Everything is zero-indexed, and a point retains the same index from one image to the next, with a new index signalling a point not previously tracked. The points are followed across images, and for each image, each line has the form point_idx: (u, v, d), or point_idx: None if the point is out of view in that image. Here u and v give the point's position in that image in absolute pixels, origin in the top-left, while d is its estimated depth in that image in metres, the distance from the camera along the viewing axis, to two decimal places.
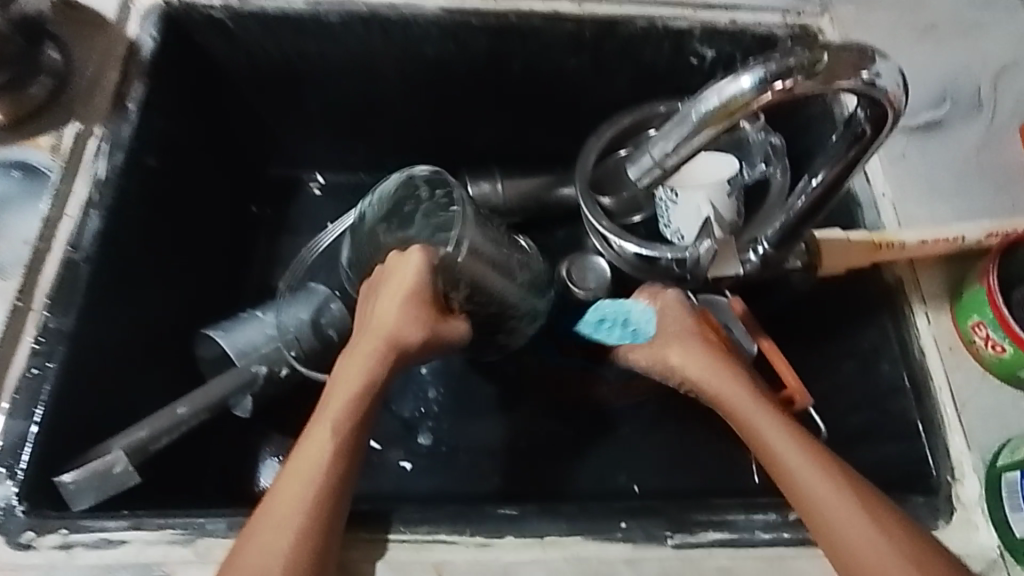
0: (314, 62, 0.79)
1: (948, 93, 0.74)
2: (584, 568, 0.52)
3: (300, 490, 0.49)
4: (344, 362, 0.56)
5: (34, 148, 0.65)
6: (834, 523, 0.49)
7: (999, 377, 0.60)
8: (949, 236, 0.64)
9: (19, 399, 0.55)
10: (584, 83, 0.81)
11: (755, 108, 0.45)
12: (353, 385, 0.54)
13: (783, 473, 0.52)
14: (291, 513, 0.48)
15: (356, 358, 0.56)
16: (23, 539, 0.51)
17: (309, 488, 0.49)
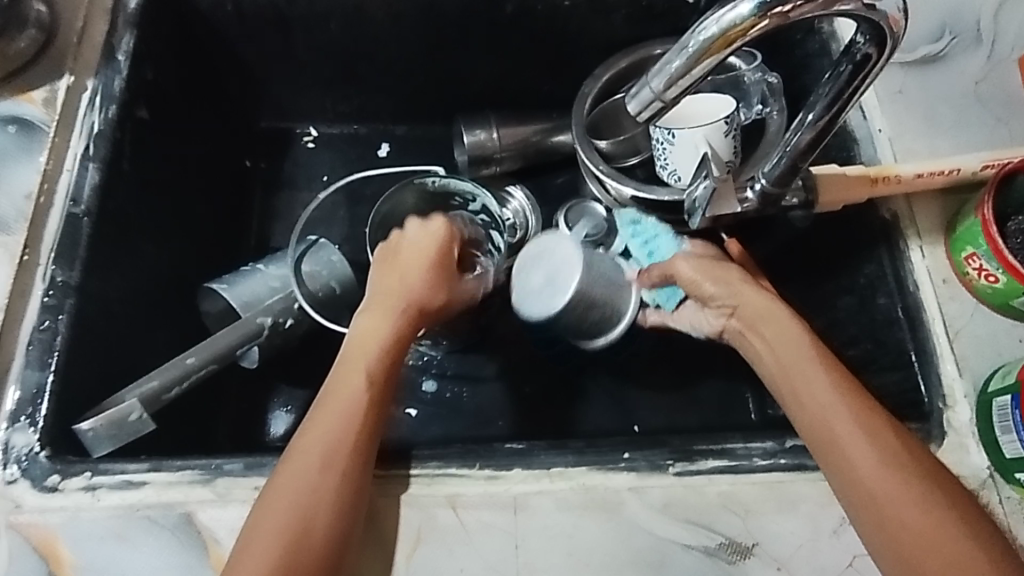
0: (302, 7, 0.77)
1: (947, 25, 0.73)
2: (590, 497, 0.55)
3: (319, 445, 0.51)
4: (370, 320, 0.58)
5: (28, 103, 0.65)
6: (859, 463, 0.50)
7: (994, 306, 0.62)
8: (946, 169, 0.65)
9: (33, 350, 0.57)
10: (578, 25, 0.80)
11: (755, 34, 0.45)
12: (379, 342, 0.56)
13: (818, 405, 0.52)
14: (306, 468, 0.50)
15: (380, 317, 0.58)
16: (48, 483, 0.53)
17: (330, 444, 0.51)
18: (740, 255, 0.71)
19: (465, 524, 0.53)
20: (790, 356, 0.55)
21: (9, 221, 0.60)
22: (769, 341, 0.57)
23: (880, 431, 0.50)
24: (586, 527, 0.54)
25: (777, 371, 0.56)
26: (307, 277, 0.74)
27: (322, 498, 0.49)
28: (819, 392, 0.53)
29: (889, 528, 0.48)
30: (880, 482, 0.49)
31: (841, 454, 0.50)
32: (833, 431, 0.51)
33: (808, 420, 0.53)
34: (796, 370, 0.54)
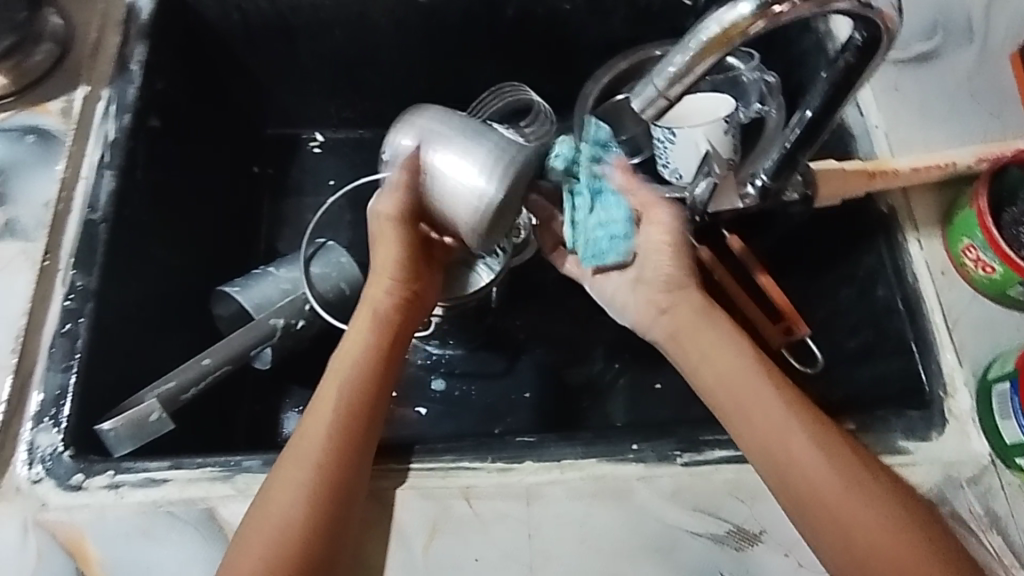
0: (308, 15, 0.79)
1: (939, 23, 0.75)
2: (600, 487, 0.56)
3: (310, 448, 0.53)
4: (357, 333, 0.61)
5: (45, 113, 0.66)
6: (811, 476, 0.52)
7: (991, 295, 0.63)
8: (940, 162, 0.67)
9: (55, 353, 0.58)
10: (579, 28, 0.82)
11: (754, 33, 0.46)
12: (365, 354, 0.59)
13: (769, 429, 0.54)
14: (300, 468, 0.53)
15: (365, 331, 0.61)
16: (73, 482, 0.54)
17: (321, 447, 0.53)
18: (741, 249, 0.77)
19: (479, 516, 0.55)
20: (738, 378, 0.57)
21: (30, 229, 0.62)
22: (713, 359, 0.59)
23: (835, 450, 0.53)
24: (597, 516, 0.55)
25: (723, 392, 0.57)
26: (318, 279, 0.76)
27: (318, 498, 0.51)
28: (773, 416, 0.54)
29: (840, 540, 0.50)
30: (837, 498, 0.51)
31: (798, 473, 0.52)
32: (790, 450, 0.53)
33: (761, 441, 0.54)
34: (745, 390, 0.56)
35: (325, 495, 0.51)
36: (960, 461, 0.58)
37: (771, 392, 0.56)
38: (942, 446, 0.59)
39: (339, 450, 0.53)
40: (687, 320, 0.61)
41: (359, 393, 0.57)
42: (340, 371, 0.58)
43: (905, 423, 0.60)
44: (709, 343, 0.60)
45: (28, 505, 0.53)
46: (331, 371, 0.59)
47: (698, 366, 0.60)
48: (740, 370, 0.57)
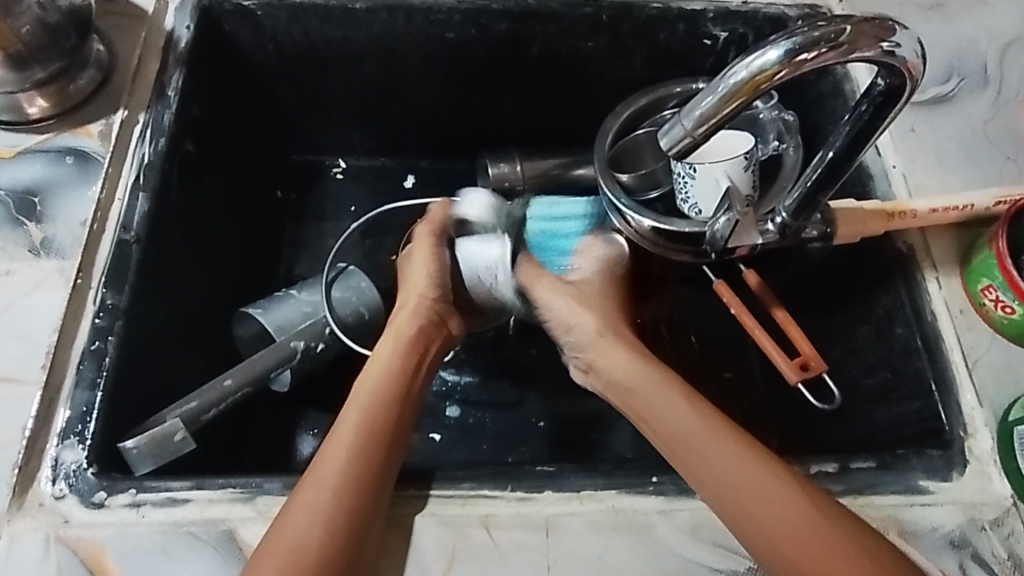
0: (339, 47, 0.82)
1: (955, 68, 0.77)
2: (619, 518, 0.56)
3: (334, 465, 0.55)
4: (382, 352, 0.65)
5: (84, 135, 0.68)
6: (760, 521, 0.52)
7: (1009, 336, 0.64)
8: (960, 204, 0.67)
9: (83, 371, 0.59)
10: (602, 65, 0.84)
11: (779, 80, 0.48)
12: (388, 372, 0.63)
13: (702, 457, 0.57)
14: (324, 486, 0.53)
15: (387, 351, 0.65)
16: (96, 499, 0.54)
17: (346, 460, 0.55)
18: (758, 285, 0.77)
19: (497, 545, 0.55)
20: (680, 428, 0.59)
21: (65, 247, 0.63)
22: (653, 401, 0.63)
23: (764, 474, 0.55)
24: (616, 548, 0.55)
25: (675, 440, 0.59)
26: (339, 304, 0.77)
27: (342, 512, 0.52)
28: (708, 453, 0.57)
29: (779, 551, 0.51)
30: (766, 506, 0.53)
31: (721, 487, 0.55)
32: (708, 462, 0.56)
33: (724, 486, 0.55)
34: (667, 410, 0.61)
35: (346, 506, 0.52)
36: (981, 503, 0.58)
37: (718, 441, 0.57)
38: (963, 486, 0.59)
39: (360, 463, 0.55)
40: (626, 365, 0.67)
41: (386, 401, 0.60)
42: (368, 387, 0.61)
43: (925, 462, 0.59)
44: (626, 373, 0.66)
45: (50, 521, 0.53)
46: (361, 383, 0.62)
47: (649, 416, 0.62)
48: (679, 405, 0.61)
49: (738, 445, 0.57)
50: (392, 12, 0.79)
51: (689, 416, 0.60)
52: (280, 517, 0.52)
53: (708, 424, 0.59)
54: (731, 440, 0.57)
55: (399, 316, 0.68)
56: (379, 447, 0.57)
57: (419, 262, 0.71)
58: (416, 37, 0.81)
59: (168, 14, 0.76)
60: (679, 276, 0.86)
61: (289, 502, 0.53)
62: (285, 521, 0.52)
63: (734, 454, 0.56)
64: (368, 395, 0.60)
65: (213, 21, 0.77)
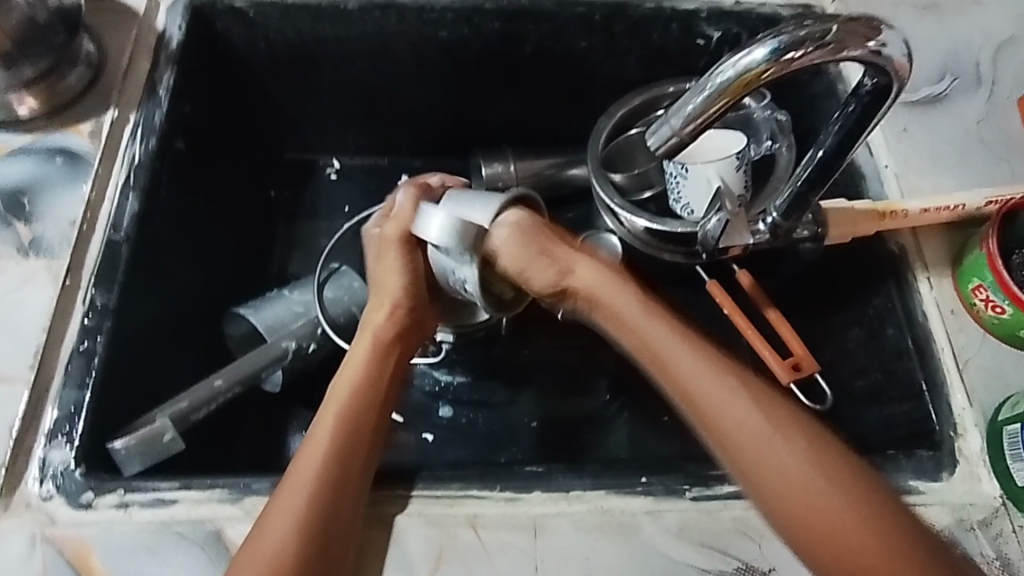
0: (332, 47, 0.81)
1: (948, 68, 0.76)
2: (608, 519, 0.56)
3: (304, 476, 0.54)
4: (354, 355, 0.64)
5: (74, 135, 0.68)
6: (811, 497, 0.50)
7: (1000, 336, 0.63)
8: (951, 205, 0.67)
9: (72, 370, 0.59)
10: (595, 65, 0.84)
11: (767, 78, 0.48)
12: (360, 375, 0.61)
13: (726, 414, 0.53)
14: (295, 496, 0.52)
15: (360, 354, 0.64)
16: (83, 499, 0.54)
17: (316, 470, 0.54)
18: (750, 285, 0.77)
19: (485, 546, 0.55)
20: (711, 393, 0.54)
21: (54, 246, 0.63)
22: (666, 347, 0.58)
23: (792, 427, 0.52)
24: (604, 550, 0.55)
25: (701, 408, 0.55)
26: (330, 304, 0.77)
27: (314, 521, 0.51)
28: (733, 411, 0.53)
29: (810, 519, 0.49)
30: (800, 475, 0.51)
31: (765, 465, 0.51)
32: (732, 420, 0.53)
33: (764, 465, 0.51)
34: (691, 373, 0.56)
35: (319, 517, 0.51)
36: (970, 504, 0.58)
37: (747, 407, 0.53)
38: (952, 487, 0.58)
39: (330, 471, 0.54)
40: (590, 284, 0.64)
41: (357, 407, 0.59)
42: (338, 394, 0.60)
43: (914, 463, 0.59)
44: (618, 311, 0.61)
45: (37, 521, 0.53)
46: (333, 390, 0.61)
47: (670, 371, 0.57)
48: (695, 355, 0.56)
49: (760, 398, 0.54)
50: (385, 11, 0.78)
51: (719, 385, 0.55)
52: (256, 526, 0.52)
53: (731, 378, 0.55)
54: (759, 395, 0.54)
55: (372, 317, 0.67)
56: (354, 453, 0.56)
57: (385, 257, 0.69)
58: (409, 36, 0.81)
59: (160, 13, 0.75)
60: (672, 276, 0.86)
61: (265, 511, 0.53)
62: (261, 531, 0.51)
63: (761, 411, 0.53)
64: (337, 402, 0.59)
65: (205, 20, 0.77)
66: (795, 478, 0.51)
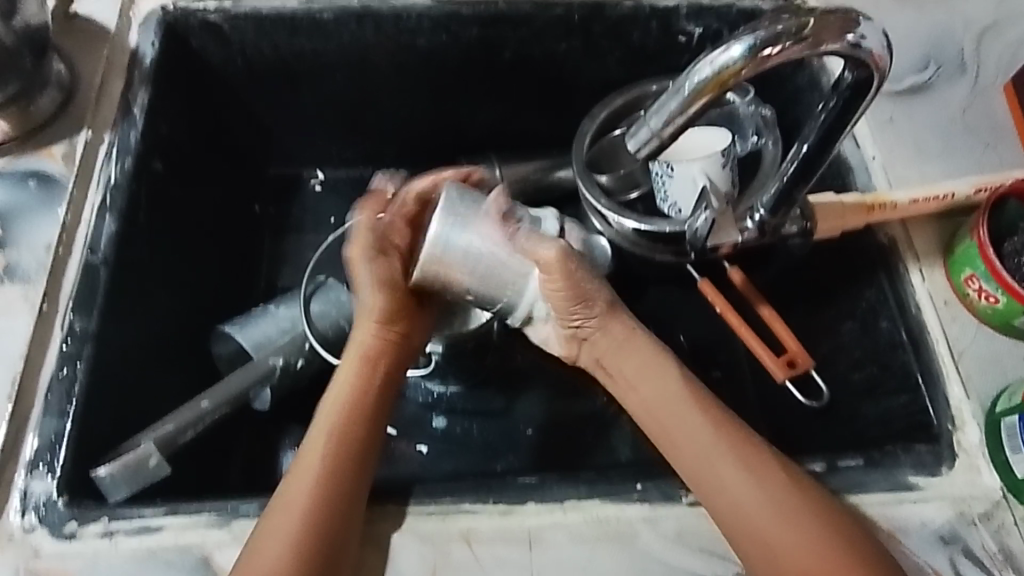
0: (309, 59, 0.80)
1: (932, 56, 0.76)
2: (604, 528, 0.55)
3: (300, 496, 0.53)
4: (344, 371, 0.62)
5: (48, 158, 0.67)
6: (770, 528, 0.52)
7: (995, 326, 0.63)
8: (939, 194, 0.67)
9: (51, 399, 0.58)
10: (577, 66, 0.83)
11: (745, 76, 0.48)
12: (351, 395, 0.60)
13: (695, 445, 0.56)
14: (284, 522, 0.51)
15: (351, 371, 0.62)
16: (66, 530, 0.53)
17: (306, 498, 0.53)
18: (742, 282, 0.76)
19: (480, 560, 0.53)
20: (664, 402, 0.60)
21: (30, 272, 0.62)
22: (678, 418, 0.58)
23: (777, 482, 0.54)
24: (601, 559, 0.54)
25: (654, 410, 0.60)
26: (318, 318, 0.75)
27: (304, 547, 0.50)
28: (729, 475, 0.54)
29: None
30: (749, 499, 0.53)
31: (725, 489, 0.54)
32: (728, 491, 0.54)
33: (724, 496, 0.54)
34: (649, 382, 0.61)
35: (312, 543, 0.51)
36: (971, 497, 0.57)
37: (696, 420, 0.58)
38: (952, 481, 0.58)
39: (321, 500, 0.53)
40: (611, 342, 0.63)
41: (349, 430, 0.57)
42: (330, 415, 0.58)
43: (913, 458, 0.58)
44: (648, 379, 0.61)
45: (20, 554, 0.52)
46: (324, 412, 0.59)
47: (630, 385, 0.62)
48: (676, 395, 0.59)
49: (768, 466, 0.55)
50: (361, 21, 0.77)
51: (677, 401, 0.59)
52: (249, 548, 0.51)
53: (738, 454, 0.55)
54: (760, 466, 0.55)
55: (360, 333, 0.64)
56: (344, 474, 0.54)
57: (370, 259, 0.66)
58: (387, 45, 0.80)
59: (132, 31, 0.74)
60: (664, 276, 0.85)
61: (258, 536, 0.51)
62: (252, 556, 0.50)
63: (763, 483, 0.54)
64: (328, 427, 0.57)
65: (180, 36, 0.76)
66: (749, 501, 0.53)
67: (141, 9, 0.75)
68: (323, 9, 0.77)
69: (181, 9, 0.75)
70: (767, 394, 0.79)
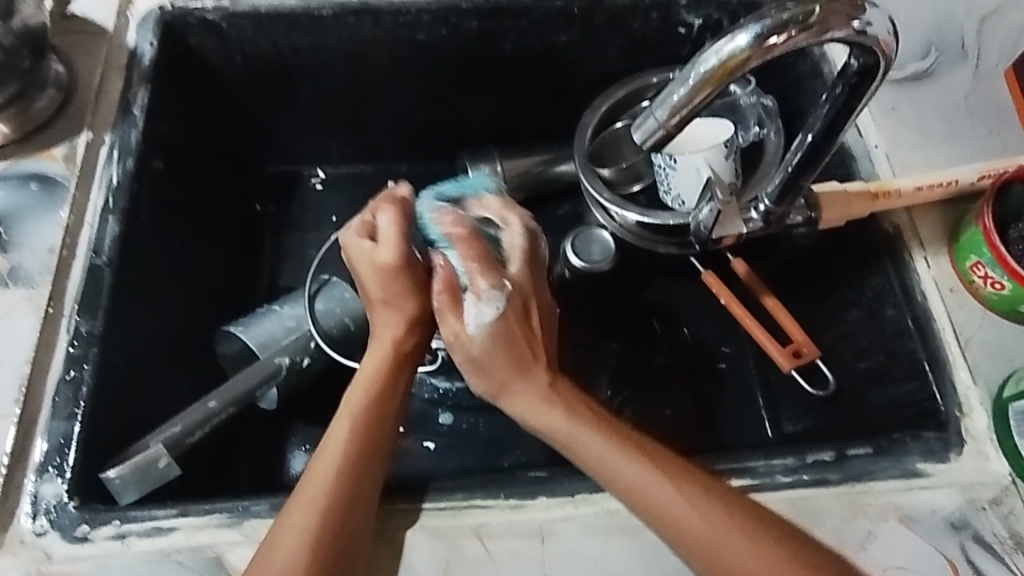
0: (308, 55, 0.80)
1: (934, 42, 0.76)
2: (616, 521, 0.55)
3: (317, 492, 0.52)
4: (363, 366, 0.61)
5: (48, 160, 0.67)
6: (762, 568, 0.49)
7: (1001, 312, 0.63)
8: (944, 180, 0.66)
9: (59, 401, 0.57)
10: (577, 59, 0.83)
11: (752, 65, 0.47)
12: (369, 389, 0.59)
13: (649, 494, 0.52)
14: (305, 515, 0.51)
15: (369, 364, 0.61)
16: (78, 532, 0.53)
17: (327, 490, 0.52)
18: (746, 273, 0.76)
19: (492, 555, 0.54)
20: (604, 454, 0.54)
21: (33, 275, 0.62)
22: (614, 465, 0.53)
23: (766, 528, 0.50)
24: (613, 551, 0.54)
25: (591, 462, 0.54)
26: (322, 316, 0.75)
27: (324, 542, 0.50)
28: (697, 523, 0.51)
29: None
30: (722, 544, 0.50)
31: (695, 538, 0.50)
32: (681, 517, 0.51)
33: (702, 542, 0.50)
34: (580, 437, 0.55)
35: (330, 538, 0.50)
36: (980, 483, 0.57)
37: (634, 463, 0.53)
38: (961, 467, 0.58)
39: (337, 501, 0.52)
40: (529, 401, 0.58)
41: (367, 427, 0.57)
42: (349, 411, 0.57)
43: (922, 445, 0.58)
44: (546, 423, 0.57)
45: (32, 558, 0.52)
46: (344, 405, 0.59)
47: (571, 442, 0.56)
48: (607, 445, 0.54)
49: (708, 487, 0.52)
50: (360, 16, 0.77)
51: (614, 447, 0.54)
52: (269, 539, 0.51)
53: (672, 474, 0.52)
54: (690, 480, 0.52)
55: (379, 330, 0.63)
56: (361, 474, 0.54)
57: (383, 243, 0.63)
58: (386, 40, 0.79)
59: (130, 30, 0.74)
60: (668, 267, 0.85)
61: (275, 529, 0.51)
62: (270, 550, 0.50)
63: (703, 499, 0.51)
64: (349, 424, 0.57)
65: (177, 35, 0.75)
66: (723, 550, 0.50)
67: (137, 8, 0.75)
68: (322, 6, 0.76)
69: (178, 8, 0.75)
70: (773, 384, 0.79)
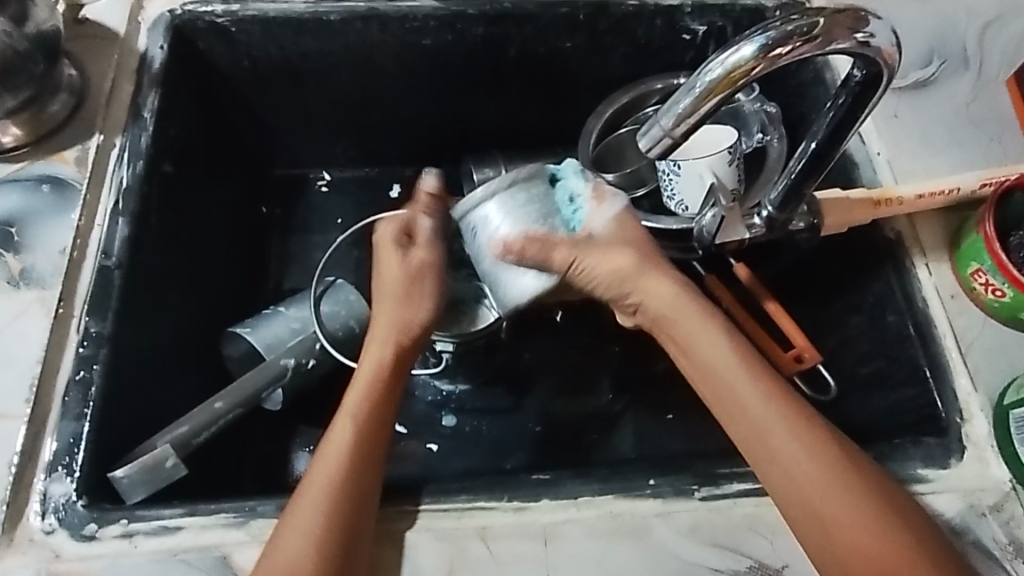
0: (315, 60, 0.81)
1: (936, 50, 0.76)
2: (618, 523, 0.55)
3: (320, 491, 0.53)
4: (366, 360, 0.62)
5: (61, 163, 0.68)
6: (839, 520, 0.50)
7: (1002, 319, 0.63)
8: (946, 189, 0.67)
9: (69, 402, 0.58)
10: (582, 65, 0.84)
11: (757, 75, 0.48)
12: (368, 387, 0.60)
13: (747, 413, 0.55)
14: (309, 515, 0.51)
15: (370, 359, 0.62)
16: (86, 531, 0.54)
17: (328, 490, 0.53)
18: (747, 278, 0.77)
19: (496, 556, 0.54)
20: (719, 365, 0.57)
21: (45, 275, 0.63)
22: (736, 392, 0.56)
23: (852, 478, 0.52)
24: (616, 554, 0.54)
25: (720, 374, 0.57)
26: (327, 318, 0.76)
27: (329, 538, 0.51)
28: (791, 459, 0.52)
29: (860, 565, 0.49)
30: (810, 482, 0.51)
31: (793, 478, 0.52)
32: (778, 456, 0.53)
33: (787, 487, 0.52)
34: (709, 346, 0.58)
35: (336, 533, 0.51)
36: (980, 489, 0.58)
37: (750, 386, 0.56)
38: (961, 473, 0.58)
39: (341, 498, 0.52)
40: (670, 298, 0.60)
41: (365, 424, 0.57)
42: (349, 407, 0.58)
43: (922, 451, 0.59)
44: (709, 350, 0.58)
45: (42, 556, 0.53)
46: (342, 408, 0.59)
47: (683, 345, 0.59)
48: (728, 354, 0.57)
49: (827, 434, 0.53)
50: (368, 22, 0.78)
51: (738, 365, 0.57)
52: (272, 541, 0.51)
53: (780, 407, 0.54)
54: (795, 415, 0.54)
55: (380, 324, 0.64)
56: (364, 469, 0.55)
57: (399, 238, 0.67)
58: (393, 45, 0.80)
59: (141, 35, 0.75)
60: None
61: (278, 533, 0.52)
62: (274, 550, 0.50)
63: (815, 439, 0.53)
64: (352, 422, 0.57)
65: (187, 39, 0.76)
66: (815, 489, 0.51)
67: (149, 13, 0.76)
68: (330, 11, 0.77)
69: (188, 13, 0.76)
70: None
